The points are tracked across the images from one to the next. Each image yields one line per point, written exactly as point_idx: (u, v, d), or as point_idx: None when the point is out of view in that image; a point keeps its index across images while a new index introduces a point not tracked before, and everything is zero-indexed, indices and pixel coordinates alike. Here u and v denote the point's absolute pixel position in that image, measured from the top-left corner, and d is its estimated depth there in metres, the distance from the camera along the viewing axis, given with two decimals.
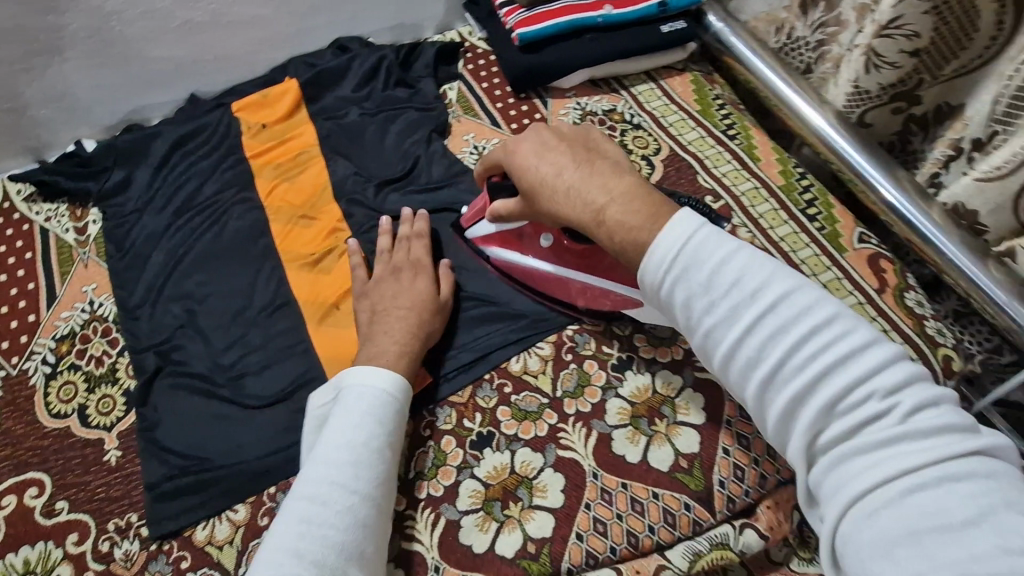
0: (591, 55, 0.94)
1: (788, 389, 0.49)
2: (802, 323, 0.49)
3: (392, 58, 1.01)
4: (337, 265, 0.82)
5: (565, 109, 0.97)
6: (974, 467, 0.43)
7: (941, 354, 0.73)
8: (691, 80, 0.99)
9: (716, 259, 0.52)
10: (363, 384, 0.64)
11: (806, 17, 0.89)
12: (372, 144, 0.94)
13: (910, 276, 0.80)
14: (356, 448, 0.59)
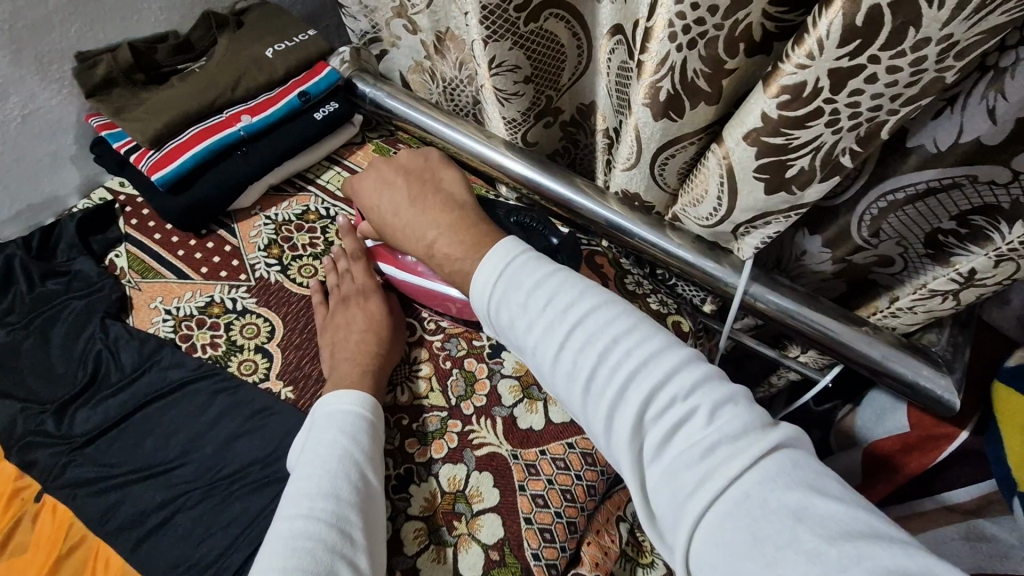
0: (252, 169, 0.86)
1: (605, 398, 0.51)
2: (612, 336, 0.53)
3: (22, 254, 0.84)
4: (32, 534, 0.67)
5: (255, 229, 0.89)
6: (777, 468, 0.46)
7: (670, 321, 0.81)
8: (373, 150, 0.97)
9: (529, 281, 0.56)
10: (340, 404, 0.65)
11: (446, 59, 0.90)
12: (33, 363, 0.77)
13: (624, 259, 0.87)
14: (337, 461, 0.59)
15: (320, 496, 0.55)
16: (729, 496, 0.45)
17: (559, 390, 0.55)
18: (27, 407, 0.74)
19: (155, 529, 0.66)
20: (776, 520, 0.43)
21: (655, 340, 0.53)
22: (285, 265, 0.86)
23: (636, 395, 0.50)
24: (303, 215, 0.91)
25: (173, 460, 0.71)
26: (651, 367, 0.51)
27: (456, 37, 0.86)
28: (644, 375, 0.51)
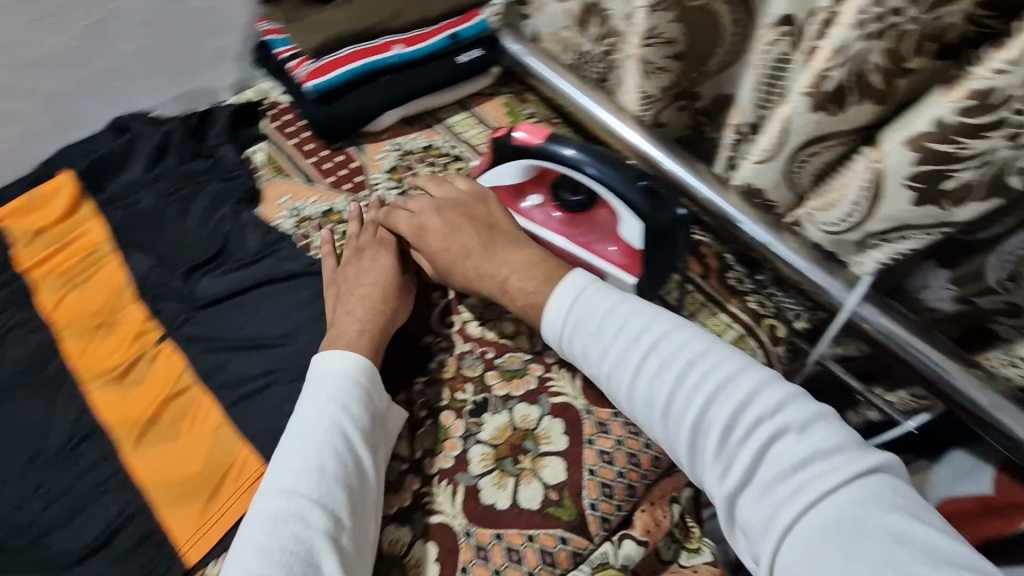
0: (394, 96, 0.91)
1: (688, 421, 0.55)
2: (693, 357, 0.57)
3: (179, 132, 0.92)
4: (149, 373, 0.73)
5: (382, 153, 0.93)
6: (869, 487, 0.49)
7: (766, 324, 0.78)
8: (502, 104, 1.01)
9: (603, 309, 0.61)
10: (339, 371, 0.65)
11: (587, 33, 0.94)
12: (174, 230, 0.85)
13: (728, 254, 0.85)
14: (325, 436, 0.60)
15: (304, 473, 0.58)
16: (819, 511, 0.49)
17: (636, 410, 0.60)
18: (162, 265, 0.83)
19: (253, 395, 0.72)
20: (870, 535, 0.47)
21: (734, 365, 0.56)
22: (403, 190, 0.90)
23: (721, 416, 0.54)
24: (428, 149, 0.94)
25: (276, 339, 0.76)
26: (735, 388, 0.55)
27: (603, 11, 0.89)
28: (728, 395, 0.55)
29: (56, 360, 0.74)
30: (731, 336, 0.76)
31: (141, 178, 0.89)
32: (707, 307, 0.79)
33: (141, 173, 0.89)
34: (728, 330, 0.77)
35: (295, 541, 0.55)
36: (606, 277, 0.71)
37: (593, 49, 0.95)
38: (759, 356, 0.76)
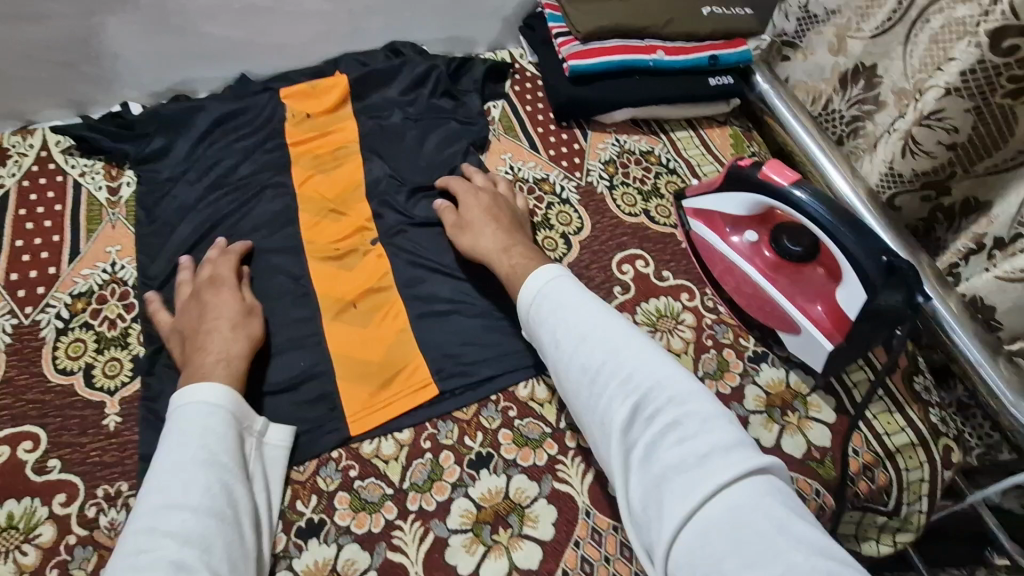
0: (639, 97, 0.95)
1: (612, 399, 0.58)
2: (632, 345, 0.61)
3: (442, 69, 1.01)
4: (360, 264, 0.83)
5: (604, 143, 0.98)
6: (743, 496, 0.50)
7: (942, 443, 0.73)
8: (730, 135, 1.01)
9: (540, 291, 0.67)
10: (202, 400, 0.61)
11: (844, 93, 0.93)
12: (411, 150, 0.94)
13: (921, 360, 0.80)
14: (193, 462, 0.57)
15: (173, 491, 0.55)
16: (711, 500, 0.50)
17: (571, 387, 0.62)
18: (392, 177, 0.92)
19: (438, 316, 0.79)
20: (759, 523, 0.48)
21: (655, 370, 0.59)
22: (613, 184, 0.94)
23: (638, 399, 0.57)
24: (647, 154, 0.97)
25: (470, 275, 0.82)
26: (660, 380, 0.58)
27: (876, 77, 0.88)
28: (653, 385, 0.58)
29: (292, 229, 0.85)
30: (901, 440, 0.72)
31: (396, 98, 0.98)
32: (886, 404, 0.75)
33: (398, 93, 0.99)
34: (901, 434, 0.73)
35: (178, 563, 0.51)
36: (800, 332, 0.73)
37: (845, 109, 0.94)
38: (923, 471, 0.72)
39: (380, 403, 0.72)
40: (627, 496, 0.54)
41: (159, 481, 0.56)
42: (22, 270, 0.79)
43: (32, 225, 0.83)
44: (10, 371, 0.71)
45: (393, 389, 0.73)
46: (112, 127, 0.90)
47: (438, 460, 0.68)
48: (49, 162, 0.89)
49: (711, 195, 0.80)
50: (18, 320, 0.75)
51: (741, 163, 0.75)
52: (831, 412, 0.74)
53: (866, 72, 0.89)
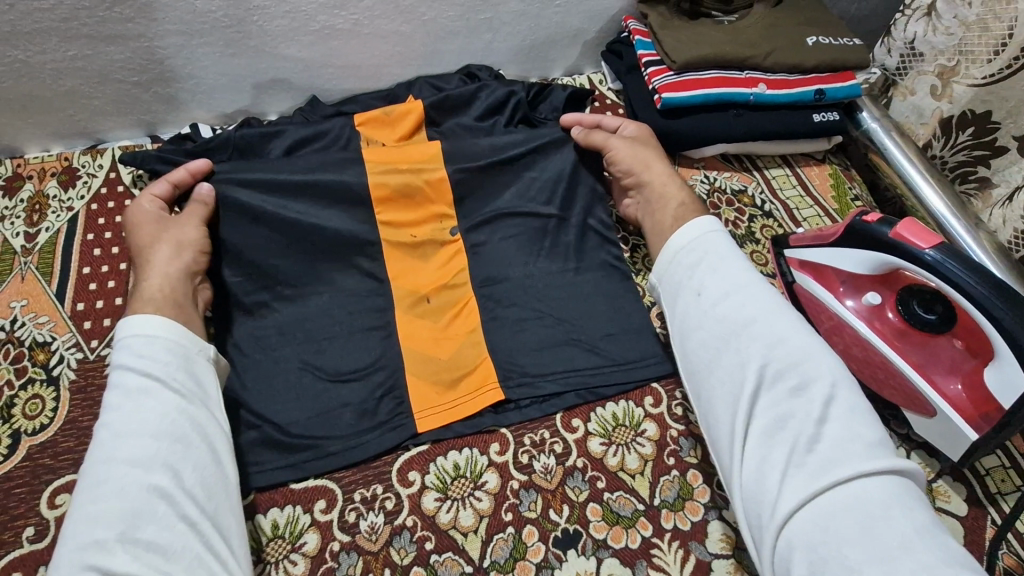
0: (736, 132, 0.88)
1: (749, 363, 0.58)
2: (776, 316, 0.61)
3: (522, 95, 0.92)
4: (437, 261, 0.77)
5: (692, 180, 0.90)
6: (867, 489, 0.50)
7: None
8: (830, 174, 0.93)
9: (689, 248, 0.67)
10: (140, 330, 0.59)
11: (947, 141, 0.87)
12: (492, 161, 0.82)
13: None
14: (147, 388, 0.56)
15: (131, 422, 0.54)
16: (843, 484, 0.51)
17: (700, 345, 0.62)
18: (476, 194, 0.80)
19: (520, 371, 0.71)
20: (890, 523, 0.48)
21: (801, 347, 0.59)
22: None
23: (778, 369, 0.57)
24: (739, 194, 0.90)
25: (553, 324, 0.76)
26: (801, 358, 0.58)
27: (989, 124, 0.82)
28: (795, 360, 0.58)
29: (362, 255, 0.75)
30: None
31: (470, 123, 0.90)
32: None
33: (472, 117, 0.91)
34: None
35: (149, 490, 0.51)
36: (935, 415, 0.64)
37: (947, 156, 0.88)
38: None
39: (443, 403, 0.69)
40: (746, 461, 0.56)
41: (110, 411, 0.55)
42: (89, 299, 0.76)
43: (100, 250, 0.80)
44: (74, 411, 0.67)
45: (460, 391, 0.69)
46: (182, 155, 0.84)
47: (521, 536, 0.62)
48: (118, 184, 0.86)
49: (828, 249, 0.72)
50: (84, 354, 0.72)
51: (866, 218, 0.67)
52: (962, 503, 0.65)
53: (975, 119, 0.83)
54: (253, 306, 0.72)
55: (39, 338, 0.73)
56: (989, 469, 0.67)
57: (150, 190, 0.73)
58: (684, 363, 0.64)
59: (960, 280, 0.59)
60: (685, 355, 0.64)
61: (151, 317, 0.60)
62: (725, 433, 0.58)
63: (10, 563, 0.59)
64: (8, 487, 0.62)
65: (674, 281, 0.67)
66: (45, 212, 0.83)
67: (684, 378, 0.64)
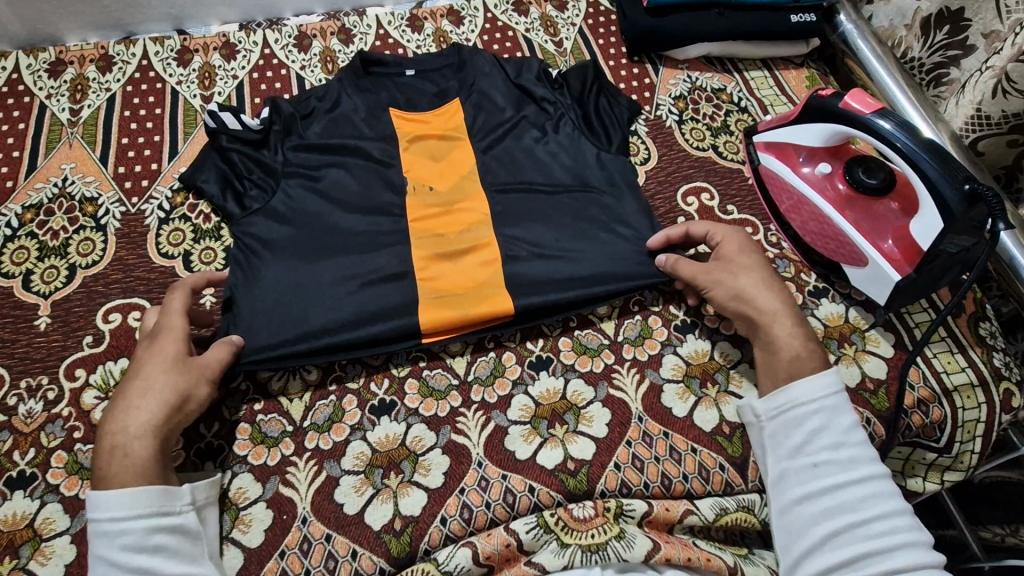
0: (715, 28, 0.95)
1: (860, 545, 0.55)
2: (884, 493, 0.57)
3: (572, 117, 0.86)
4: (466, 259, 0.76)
5: (675, 79, 0.96)
6: None
7: (1003, 387, 0.73)
8: (806, 77, 0.99)
9: (808, 402, 0.61)
10: (122, 509, 0.54)
11: (926, 39, 0.91)
12: (499, 87, 0.89)
13: (988, 307, 0.79)
14: (150, 563, 0.54)
15: None
16: None
17: (806, 512, 0.58)
18: (482, 114, 0.87)
19: (521, 244, 0.76)
20: None
21: (909, 525, 0.56)
22: (682, 119, 0.93)
23: (886, 545, 0.54)
24: (718, 92, 0.96)
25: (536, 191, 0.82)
26: (908, 537, 0.55)
27: (963, 20, 0.86)
28: (912, 548, 0.54)
29: (383, 185, 0.80)
30: (960, 380, 0.73)
31: (512, 115, 0.87)
32: (955, 358, 0.74)
33: (519, 114, 0.87)
34: (960, 373, 0.73)
35: None
36: (867, 265, 0.73)
37: (925, 56, 0.93)
38: (980, 411, 0.72)
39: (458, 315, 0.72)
40: None
41: None
42: (129, 164, 0.86)
43: (136, 125, 0.90)
44: (122, 251, 0.79)
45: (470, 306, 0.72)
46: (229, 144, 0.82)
47: (500, 359, 0.73)
48: (150, 70, 0.95)
49: (793, 128, 0.79)
50: (126, 208, 0.82)
51: (821, 93, 0.75)
52: (889, 347, 0.75)
53: (950, 17, 0.87)
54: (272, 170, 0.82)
55: (87, 194, 0.83)
56: (918, 322, 0.76)
57: (176, 308, 0.67)
58: (778, 521, 0.60)
59: (894, 139, 0.67)
60: (787, 510, 0.60)
61: (117, 491, 0.55)
62: None
63: (75, 361, 0.71)
64: (70, 306, 0.74)
65: (778, 430, 0.62)
66: (87, 92, 0.93)
67: (776, 531, 0.61)
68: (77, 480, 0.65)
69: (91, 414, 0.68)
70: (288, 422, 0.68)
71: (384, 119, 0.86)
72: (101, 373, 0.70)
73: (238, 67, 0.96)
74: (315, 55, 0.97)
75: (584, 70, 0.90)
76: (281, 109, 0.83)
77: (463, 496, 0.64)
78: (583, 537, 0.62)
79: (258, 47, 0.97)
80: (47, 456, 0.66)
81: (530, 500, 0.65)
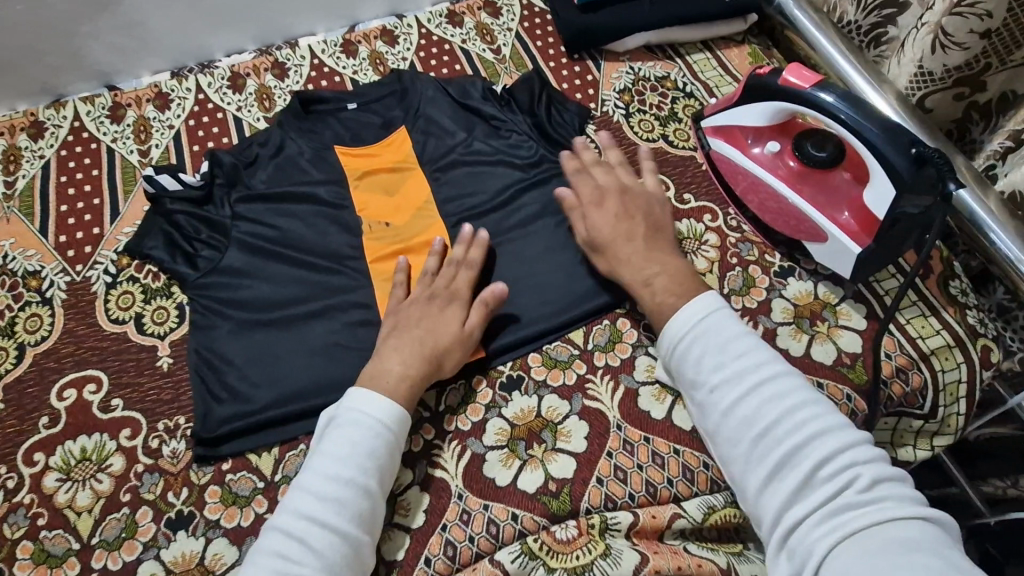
0: (651, 16, 0.94)
1: (779, 450, 0.55)
2: (793, 386, 0.57)
3: (523, 131, 0.86)
4: None
5: (617, 73, 0.95)
6: (911, 538, 0.47)
7: (980, 344, 0.72)
8: (749, 53, 0.98)
9: (696, 331, 0.62)
10: (365, 411, 0.60)
11: (858, 2, 0.91)
12: (443, 110, 0.88)
13: (957, 265, 0.78)
14: (355, 471, 0.57)
15: (319, 504, 0.56)
16: (878, 530, 0.48)
17: (731, 432, 0.58)
18: (431, 139, 0.86)
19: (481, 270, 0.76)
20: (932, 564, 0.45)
21: (828, 411, 0.56)
22: (629, 112, 0.91)
23: (804, 433, 0.54)
24: (663, 80, 0.94)
25: (489, 207, 0.80)
26: (824, 421, 0.55)
27: None
28: (829, 436, 0.54)
29: (335, 228, 0.79)
30: (937, 343, 0.72)
31: (461, 137, 0.85)
32: (929, 321, 0.73)
33: (468, 134, 0.86)
34: (936, 336, 0.72)
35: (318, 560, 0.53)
36: (828, 239, 0.72)
37: (861, 19, 0.92)
38: (960, 371, 0.71)
39: None
40: (782, 524, 0.53)
41: (319, 471, 0.57)
42: (70, 231, 0.84)
43: (74, 189, 0.87)
44: (70, 323, 0.76)
45: None
46: (179, 206, 0.82)
47: (471, 384, 0.71)
48: (83, 131, 0.92)
49: (736, 109, 0.78)
50: (72, 277, 0.80)
51: (760, 72, 0.74)
52: (861, 319, 0.73)
53: None
54: (216, 218, 0.80)
55: (30, 268, 0.81)
56: (887, 289, 0.75)
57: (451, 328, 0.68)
58: (715, 448, 0.60)
59: (837, 110, 0.66)
60: (718, 438, 0.60)
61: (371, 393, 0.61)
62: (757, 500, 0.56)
63: (32, 445, 0.69)
64: (22, 387, 0.72)
65: (684, 362, 0.62)
66: (20, 162, 0.90)
67: (717, 458, 0.61)
68: (46, 570, 0.62)
69: (54, 498, 0.66)
70: (259, 478, 0.66)
71: (329, 159, 0.84)
72: (61, 454, 0.68)
73: (173, 116, 0.93)
74: (251, 93, 0.95)
75: (529, 82, 0.90)
76: (221, 162, 0.83)
77: (446, 533, 0.63)
78: (568, 560, 0.60)
79: (192, 93, 0.95)
80: (13, 548, 0.63)
81: (514, 527, 0.63)
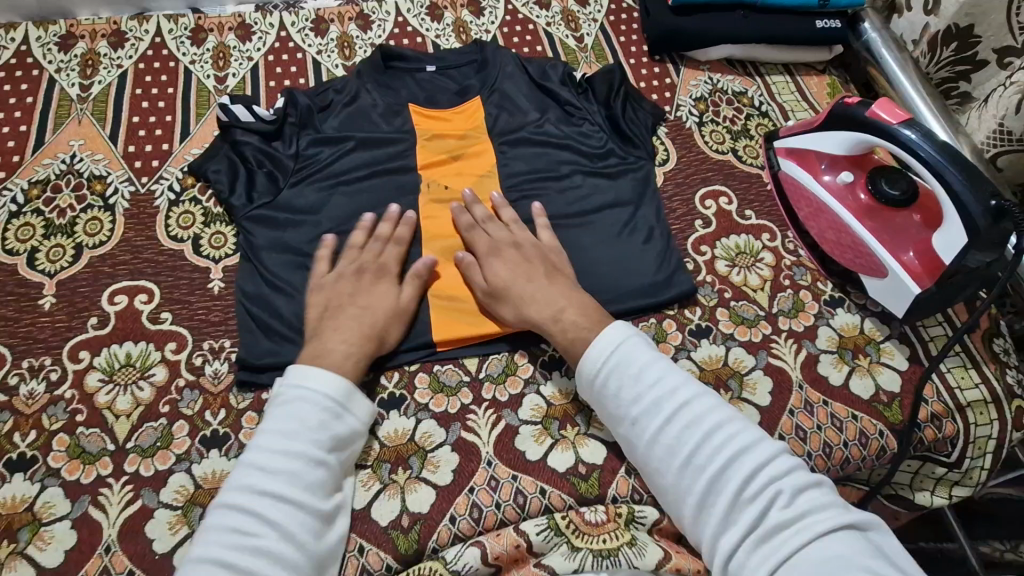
0: (740, 30, 0.94)
1: (706, 478, 0.54)
2: (709, 410, 0.57)
3: (598, 121, 0.86)
4: None
5: (696, 81, 0.95)
6: (842, 551, 0.48)
7: (1016, 404, 0.73)
8: (828, 83, 0.98)
9: (610, 360, 0.61)
10: (308, 378, 0.60)
11: (933, 55, 0.92)
12: (522, 87, 0.88)
13: (1004, 324, 0.79)
14: (305, 441, 0.57)
15: (282, 477, 0.55)
16: (808, 546, 0.49)
17: (659, 463, 0.57)
18: (505, 114, 0.86)
19: None
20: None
21: (743, 432, 0.56)
22: (702, 121, 0.92)
23: (721, 459, 0.54)
24: (739, 95, 0.95)
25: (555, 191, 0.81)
26: (739, 441, 0.55)
27: (971, 37, 0.86)
28: (749, 457, 0.54)
29: (402, 184, 0.79)
30: (974, 396, 0.72)
31: (536, 118, 0.86)
32: (970, 373, 0.74)
33: (543, 116, 0.86)
34: (974, 389, 0.73)
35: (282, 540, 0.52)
36: (887, 275, 0.73)
37: (933, 72, 0.93)
38: (992, 428, 0.72)
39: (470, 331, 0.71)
40: (720, 554, 0.53)
41: (269, 442, 0.56)
42: (139, 143, 0.84)
43: (147, 104, 0.88)
44: (129, 232, 0.77)
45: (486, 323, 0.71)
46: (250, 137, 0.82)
47: (513, 357, 0.72)
48: (163, 48, 0.93)
49: (814, 134, 0.78)
50: (136, 189, 0.80)
51: (848, 101, 0.74)
52: (903, 360, 0.74)
53: (959, 34, 0.87)
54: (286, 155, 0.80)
55: (96, 172, 0.81)
56: (932, 335, 0.76)
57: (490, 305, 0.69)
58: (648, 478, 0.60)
59: (918, 148, 0.67)
60: (648, 467, 0.59)
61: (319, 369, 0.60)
62: (695, 530, 0.56)
63: (79, 343, 0.70)
64: (75, 286, 0.73)
65: (603, 395, 0.61)
66: (97, 67, 0.91)
67: (650, 486, 0.60)
68: (78, 465, 0.63)
69: (95, 397, 0.67)
70: None
71: (404, 116, 0.85)
72: (106, 357, 0.69)
73: (253, 49, 0.94)
74: (332, 40, 0.96)
75: (610, 75, 0.90)
76: (298, 102, 0.83)
77: (472, 496, 0.64)
78: (594, 542, 0.61)
79: (274, 29, 0.96)
80: (49, 439, 0.64)
81: (540, 502, 0.64)
